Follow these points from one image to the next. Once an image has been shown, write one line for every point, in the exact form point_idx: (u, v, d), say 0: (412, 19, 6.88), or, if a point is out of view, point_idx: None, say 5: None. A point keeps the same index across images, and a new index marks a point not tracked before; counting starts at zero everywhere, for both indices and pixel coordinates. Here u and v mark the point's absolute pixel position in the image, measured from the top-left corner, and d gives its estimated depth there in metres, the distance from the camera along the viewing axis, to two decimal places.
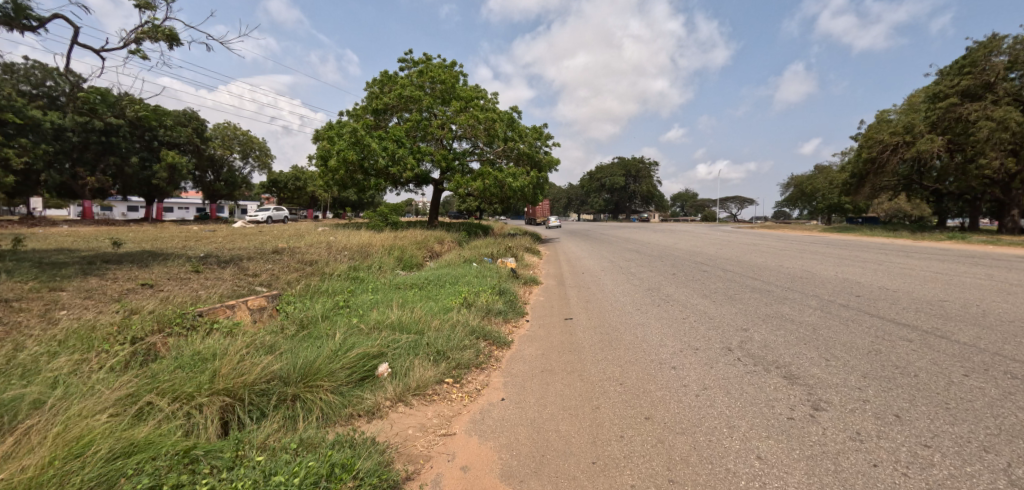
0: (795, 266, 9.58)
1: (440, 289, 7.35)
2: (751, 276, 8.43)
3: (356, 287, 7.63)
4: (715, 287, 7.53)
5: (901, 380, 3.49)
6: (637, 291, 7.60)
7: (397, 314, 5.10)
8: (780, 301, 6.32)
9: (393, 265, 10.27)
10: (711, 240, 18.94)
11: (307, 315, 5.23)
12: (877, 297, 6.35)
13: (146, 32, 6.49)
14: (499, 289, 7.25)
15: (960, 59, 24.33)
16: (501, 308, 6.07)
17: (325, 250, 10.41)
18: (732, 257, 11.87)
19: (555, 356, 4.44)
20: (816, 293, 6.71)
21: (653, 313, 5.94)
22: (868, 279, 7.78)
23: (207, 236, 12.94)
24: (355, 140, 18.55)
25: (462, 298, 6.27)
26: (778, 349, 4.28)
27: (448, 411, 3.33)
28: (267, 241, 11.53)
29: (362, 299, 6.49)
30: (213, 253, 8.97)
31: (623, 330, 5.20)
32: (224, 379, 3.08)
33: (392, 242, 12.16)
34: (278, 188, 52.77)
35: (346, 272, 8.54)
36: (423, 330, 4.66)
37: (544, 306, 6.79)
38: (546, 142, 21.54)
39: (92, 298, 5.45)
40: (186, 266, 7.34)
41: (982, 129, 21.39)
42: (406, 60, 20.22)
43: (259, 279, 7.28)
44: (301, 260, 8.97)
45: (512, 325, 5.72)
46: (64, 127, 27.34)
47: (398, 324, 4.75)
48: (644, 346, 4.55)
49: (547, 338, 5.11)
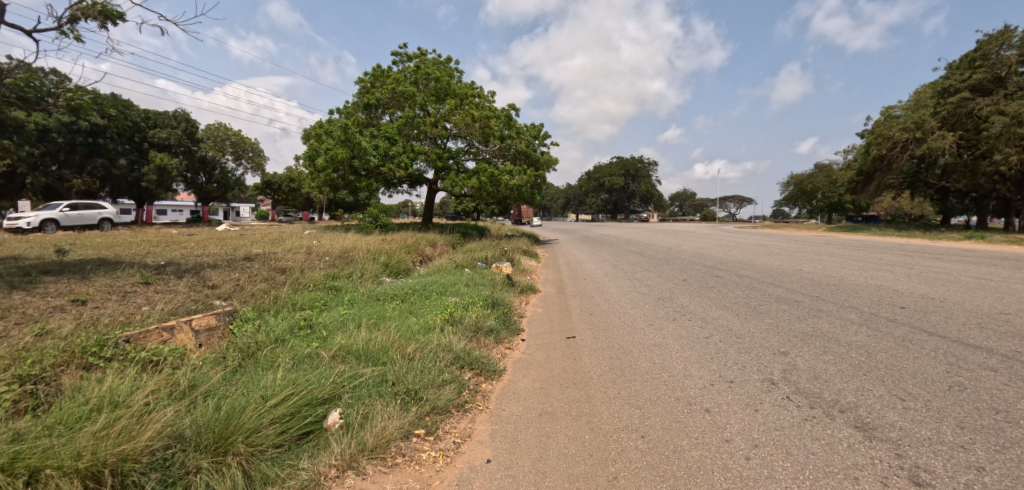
0: (816, 271, 8.74)
1: (425, 301, 6.49)
2: (772, 283, 7.59)
3: (329, 299, 6.77)
4: (735, 296, 6.69)
5: (1014, 434, 2.66)
6: (646, 301, 6.74)
7: (367, 336, 4.26)
8: (815, 314, 5.46)
9: (377, 271, 9.41)
10: (717, 241, 18.13)
11: (258, 341, 4.36)
12: (925, 309, 5.52)
13: (79, 11, 5.60)
14: (492, 300, 6.38)
15: (970, 53, 23.58)
16: (492, 326, 5.20)
17: (304, 256, 9.52)
18: (744, 260, 11.03)
19: (557, 392, 3.59)
20: (854, 305, 5.86)
21: (668, 330, 5.09)
22: (903, 285, 6.97)
23: (182, 241, 12.08)
24: (345, 138, 17.59)
25: (446, 314, 5.40)
26: (835, 383, 3.43)
27: (413, 483, 2.47)
28: (242, 246, 10.64)
29: (331, 315, 5.61)
30: (174, 260, 8.08)
31: (637, 353, 4.34)
32: (96, 453, 2.26)
33: (379, 246, 11.28)
34: (272, 189, 51.82)
35: (322, 282, 7.68)
36: (396, 358, 3.82)
37: (543, 321, 5.92)
38: (544, 141, 20.69)
39: (5, 319, 4.58)
40: (136, 276, 6.48)
41: (994, 124, 20.60)
42: (398, 55, 19.31)
43: (218, 291, 6.43)
44: (272, 268, 8.09)
45: (505, 347, 4.86)
46: (48, 127, 26.49)
47: (366, 351, 3.89)
48: (666, 378, 3.69)
49: (547, 365, 4.25)
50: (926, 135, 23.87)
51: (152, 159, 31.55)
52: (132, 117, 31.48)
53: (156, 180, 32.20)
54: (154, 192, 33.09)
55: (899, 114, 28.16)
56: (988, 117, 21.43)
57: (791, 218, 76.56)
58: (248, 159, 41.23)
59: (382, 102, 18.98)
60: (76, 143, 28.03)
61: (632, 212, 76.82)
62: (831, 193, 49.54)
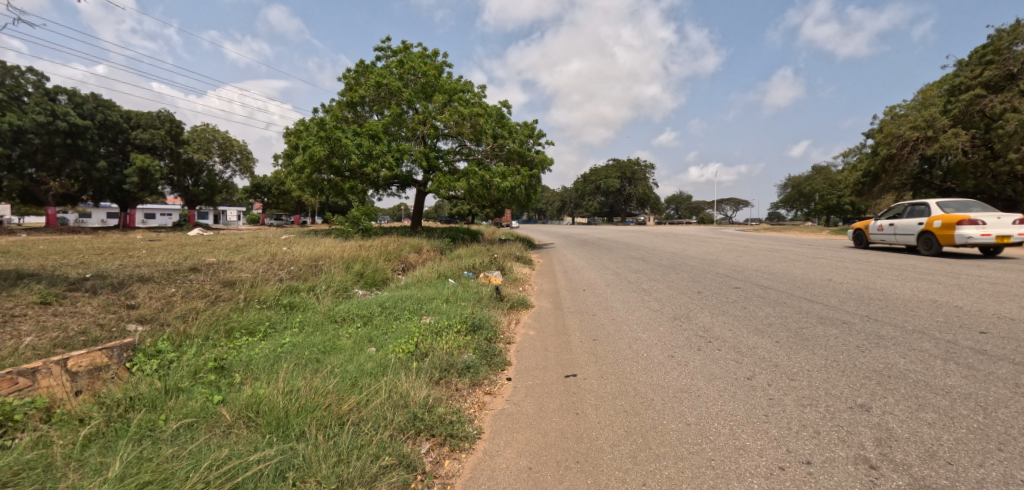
0: (849, 282, 7.59)
1: (391, 324, 5.29)
2: (804, 297, 6.48)
3: (278, 322, 5.60)
4: (766, 315, 5.53)
5: None
6: (660, 322, 5.59)
7: (291, 383, 3.12)
8: (879, 343, 4.31)
9: (347, 282, 8.25)
10: (721, 244, 16.98)
11: (140, 390, 3.23)
12: (1013, 335, 4.41)
13: None
14: (473, 323, 5.18)
15: (981, 49, 22.51)
16: (468, 361, 4.02)
17: (262, 266, 8.31)
18: (760, 267, 9.91)
19: (552, 481, 2.45)
20: (918, 328, 4.71)
21: (696, 366, 3.93)
22: (964, 301, 5.85)
23: (138, 248, 10.88)
24: (325, 136, 16.42)
25: (410, 346, 4.24)
26: (971, 471, 2.33)
27: None
28: (197, 254, 9.42)
29: (263, 347, 4.41)
30: (101, 273, 6.84)
31: (660, 406, 3.21)
32: None
33: (355, 252, 10.09)
34: (262, 192, 50.47)
35: (275, 298, 6.48)
36: (325, 425, 2.72)
37: (534, 351, 4.72)
38: (538, 140, 19.48)
39: None
40: (35, 295, 5.29)
41: (1009, 123, 19.47)
42: (382, 49, 18.05)
43: (137, 312, 5.27)
44: (220, 281, 6.91)
45: (485, 392, 3.67)
46: (21, 127, 25.11)
47: (279, 415, 2.77)
48: (709, 455, 2.57)
49: (537, 425, 3.09)
50: (937, 134, 22.77)
51: (134, 161, 30.10)
52: (113, 117, 30.14)
53: (138, 182, 30.80)
54: (136, 195, 31.70)
55: (905, 114, 27.15)
56: (1002, 115, 20.35)
57: (788, 220, 75.80)
58: (236, 161, 39.88)
59: (366, 100, 17.78)
60: (54, 144, 26.50)
61: (628, 215, 75.97)
62: (831, 194, 48.51)
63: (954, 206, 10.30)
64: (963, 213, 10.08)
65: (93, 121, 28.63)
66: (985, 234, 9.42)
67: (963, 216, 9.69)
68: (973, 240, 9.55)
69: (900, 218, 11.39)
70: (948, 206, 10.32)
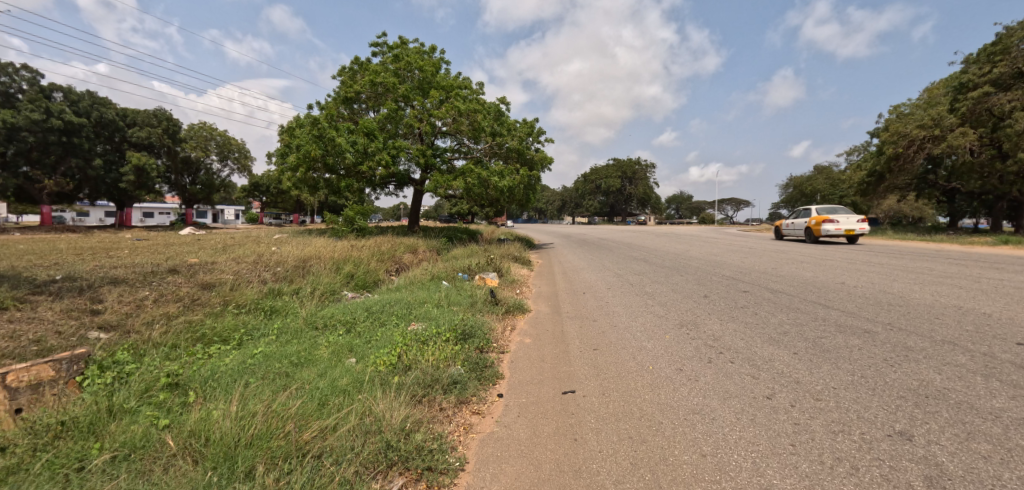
0: (863, 285, 7.21)
1: (376, 331, 4.89)
2: (818, 303, 6.10)
3: (255, 328, 5.21)
4: (780, 322, 5.14)
5: None
6: (666, 329, 5.18)
7: (247, 406, 2.74)
8: (909, 356, 3.92)
9: (336, 284, 7.86)
10: (725, 245, 16.56)
11: (78, 412, 2.84)
12: None
13: None
14: (463, 331, 4.77)
15: (989, 46, 22.05)
16: (456, 376, 3.62)
17: (247, 267, 7.91)
18: (768, 269, 9.51)
19: None
20: (949, 339, 4.31)
21: (708, 382, 3.53)
22: (990, 307, 5.48)
23: (120, 248, 10.43)
24: (319, 134, 15.96)
25: (391, 358, 3.84)
26: None
27: None
28: (181, 254, 9.00)
29: (231, 358, 4.01)
30: (71, 275, 6.44)
31: (668, 431, 2.82)
32: None
33: (347, 252, 9.69)
34: (260, 191, 50.09)
35: (255, 302, 6.08)
36: (280, 463, 2.35)
37: (530, 362, 4.32)
38: (538, 137, 19.07)
39: None
40: None
41: (1019, 122, 18.97)
42: (377, 45, 17.64)
43: (101, 318, 4.87)
44: (198, 283, 6.51)
45: (472, 412, 3.27)
46: (13, 124, 24.62)
47: (227, 447, 2.40)
48: None
49: (529, 453, 2.71)
50: (945, 133, 22.29)
51: (130, 159, 29.71)
52: (108, 115, 29.66)
53: (135, 181, 30.42)
54: (133, 194, 31.25)
55: (910, 113, 26.65)
56: (1011, 113, 19.80)
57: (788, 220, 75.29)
58: (234, 160, 39.45)
59: (362, 96, 17.36)
60: (48, 142, 26.06)
61: (628, 215, 75.52)
62: (832, 194, 48.13)
63: (826, 211, 15.54)
64: (829, 215, 15.24)
65: (89, 119, 28.20)
66: (837, 228, 14.55)
67: (825, 217, 14.86)
68: (831, 232, 14.62)
69: (798, 218, 16.67)
70: (823, 210, 15.51)
